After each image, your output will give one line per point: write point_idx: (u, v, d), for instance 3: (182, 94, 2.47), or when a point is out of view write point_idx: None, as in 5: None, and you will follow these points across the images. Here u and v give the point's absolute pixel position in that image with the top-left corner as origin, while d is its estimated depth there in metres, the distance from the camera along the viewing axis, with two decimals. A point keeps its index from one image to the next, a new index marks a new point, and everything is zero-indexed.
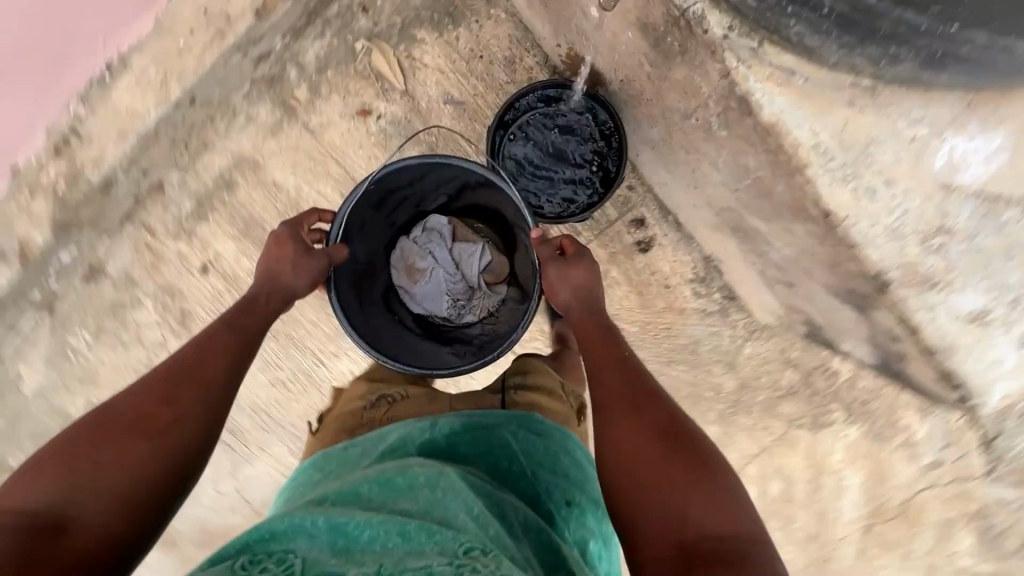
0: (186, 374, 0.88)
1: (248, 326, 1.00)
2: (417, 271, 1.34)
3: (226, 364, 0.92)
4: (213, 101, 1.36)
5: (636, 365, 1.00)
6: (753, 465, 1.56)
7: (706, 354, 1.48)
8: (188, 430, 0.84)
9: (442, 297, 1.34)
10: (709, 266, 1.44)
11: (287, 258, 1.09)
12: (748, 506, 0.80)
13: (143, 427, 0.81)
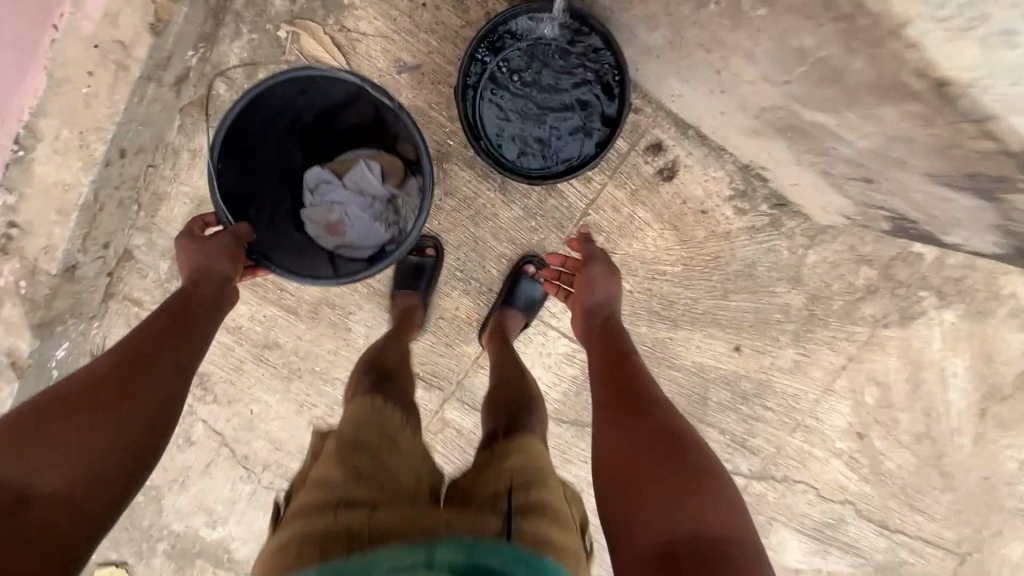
0: (143, 346, 0.81)
1: (195, 312, 0.91)
2: (333, 219, 1.18)
3: (180, 356, 0.84)
4: (146, 145, 1.19)
5: (634, 367, 0.98)
6: (841, 379, 1.39)
7: (765, 275, 1.30)
8: (143, 419, 0.75)
9: (374, 224, 1.19)
10: (747, 175, 1.23)
11: (196, 250, 0.98)
12: (744, 519, 0.74)
13: (97, 397, 0.74)
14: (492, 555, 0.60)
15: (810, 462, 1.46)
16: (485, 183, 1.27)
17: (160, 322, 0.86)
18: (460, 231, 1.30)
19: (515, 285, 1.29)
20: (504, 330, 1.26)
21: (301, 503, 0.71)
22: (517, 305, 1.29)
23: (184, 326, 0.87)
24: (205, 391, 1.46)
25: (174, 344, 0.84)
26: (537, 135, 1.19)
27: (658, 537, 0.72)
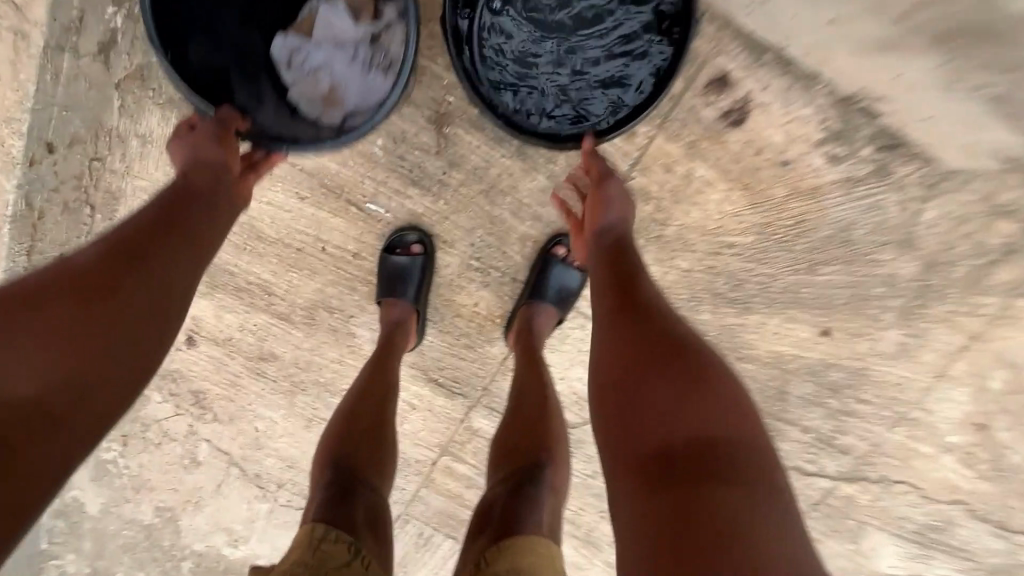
0: (136, 240, 0.68)
1: (198, 207, 0.75)
2: (319, 87, 0.92)
3: (181, 256, 0.70)
4: (83, 135, 0.98)
5: (633, 258, 0.81)
6: (960, 361, 1.11)
7: (864, 240, 1.01)
8: (138, 326, 0.64)
9: (369, 75, 0.91)
10: (845, 110, 0.92)
11: (193, 145, 0.83)
12: (749, 410, 0.65)
13: (79, 292, 0.62)
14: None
15: (914, 460, 1.21)
16: (498, 148, 1.00)
17: (154, 217, 0.71)
18: (473, 211, 1.05)
19: (544, 273, 1.06)
20: (534, 332, 1.04)
21: None
22: (548, 298, 1.06)
23: (183, 225, 0.72)
24: (202, 410, 1.30)
25: (174, 244, 0.70)
26: (541, 78, 0.92)
27: (657, 450, 0.62)
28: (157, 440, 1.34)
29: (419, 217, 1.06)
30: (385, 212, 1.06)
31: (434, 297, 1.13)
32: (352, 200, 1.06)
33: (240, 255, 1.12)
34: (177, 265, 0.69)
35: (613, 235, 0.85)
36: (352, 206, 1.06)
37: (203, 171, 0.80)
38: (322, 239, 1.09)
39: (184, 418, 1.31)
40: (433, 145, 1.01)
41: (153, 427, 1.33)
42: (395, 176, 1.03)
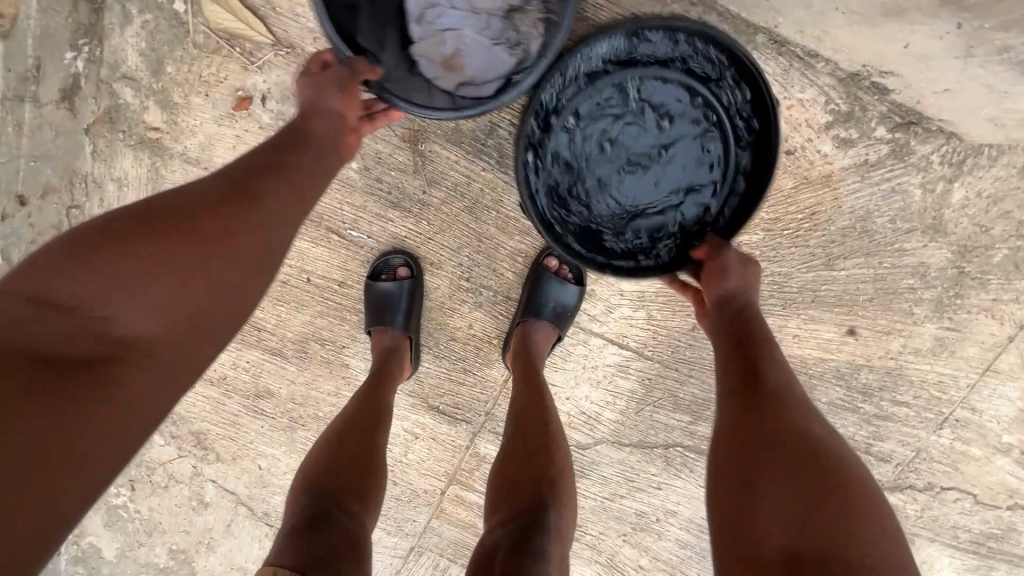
0: (246, 179, 0.63)
1: (298, 164, 0.67)
2: (442, 49, 0.84)
3: (274, 219, 0.63)
4: (57, 184, 0.96)
5: (756, 330, 0.73)
6: (1008, 353, 1.00)
7: (887, 229, 0.92)
8: (239, 271, 0.60)
9: (495, 47, 0.83)
10: (848, 91, 0.84)
11: (309, 85, 0.74)
12: (904, 555, 0.54)
13: (187, 226, 0.59)
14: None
15: (964, 464, 1.09)
16: (478, 162, 0.96)
17: (261, 160, 0.66)
18: (458, 230, 1.00)
19: (536, 290, 0.99)
20: (531, 352, 0.97)
21: None
22: (544, 316, 0.99)
23: (287, 170, 0.66)
24: (205, 450, 1.27)
25: (281, 189, 0.64)
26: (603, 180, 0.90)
27: (773, 557, 0.52)
28: (163, 484, 1.31)
29: (403, 239, 1.01)
30: (367, 237, 1.02)
31: (426, 321, 1.08)
32: (332, 228, 1.02)
33: None
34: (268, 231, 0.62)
35: (741, 304, 0.76)
36: (333, 234, 1.02)
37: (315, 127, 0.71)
38: (306, 270, 1.06)
39: (188, 459, 1.28)
40: (409, 164, 0.96)
41: (158, 471, 1.31)
42: (374, 199, 0.99)
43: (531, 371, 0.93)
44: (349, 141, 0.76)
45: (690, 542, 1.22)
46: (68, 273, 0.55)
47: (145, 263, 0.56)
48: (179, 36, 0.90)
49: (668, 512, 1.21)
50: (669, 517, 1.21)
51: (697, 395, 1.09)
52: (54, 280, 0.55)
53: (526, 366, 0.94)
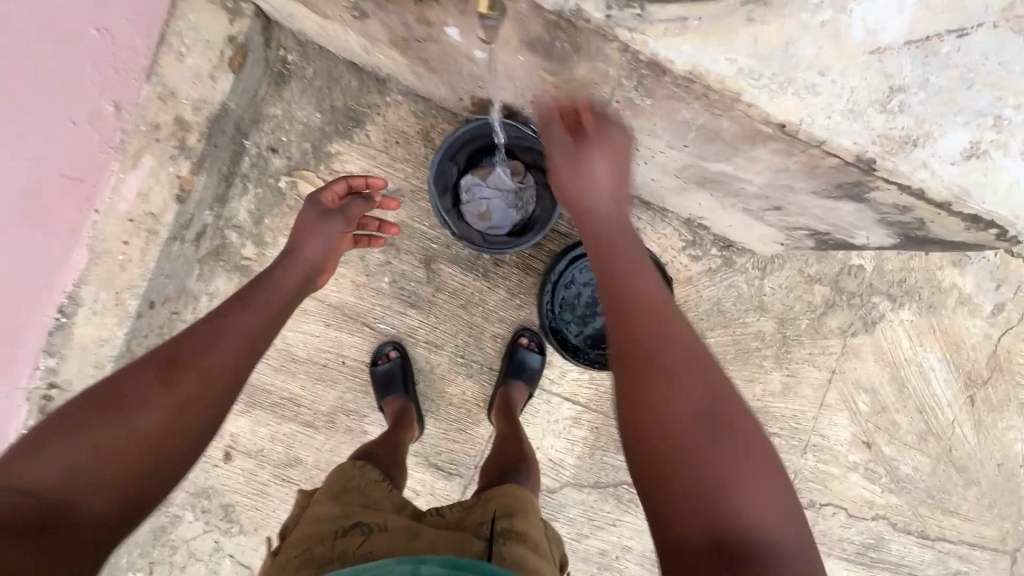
0: (189, 353, 0.82)
1: (256, 323, 0.92)
2: (480, 209, 1.32)
3: (228, 373, 0.84)
4: (170, 295, 1.34)
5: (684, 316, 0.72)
6: (831, 391, 1.48)
7: (733, 309, 1.45)
8: (200, 412, 0.79)
9: (510, 210, 1.33)
10: (692, 228, 1.42)
11: (314, 223, 1.12)
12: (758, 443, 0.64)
13: (142, 399, 0.76)
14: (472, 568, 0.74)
15: (830, 482, 1.49)
16: (471, 274, 1.42)
17: (200, 334, 0.85)
18: (456, 320, 1.44)
19: (511, 357, 1.40)
20: (511, 402, 1.35)
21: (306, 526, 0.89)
22: (519, 377, 1.39)
23: (229, 338, 0.87)
24: (230, 523, 1.46)
25: (227, 354, 0.85)
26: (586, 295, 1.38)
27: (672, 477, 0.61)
28: (183, 562, 1.46)
29: (417, 329, 1.44)
30: (391, 328, 1.44)
31: (430, 389, 1.45)
32: (366, 322, 1.43)
33: (277, 373, 1.42)
34: (235, 370, 0.85)
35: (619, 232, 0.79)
36: (365, 326, 1.43)
37: (273, 287, 1.00)
38: (342, 355, 1.44)
39: (211, 535, 1.46)
40: (424, 277, 1.42)
41: (180, 549, 1.46)
42: (398, 301, 1.43)
43: (506, 410, 1.32)
44: (321, 270, 1.13)
45: None
46: (38, 461, 0.69)
47: (106, 438, 0.72)
48: (278, 200, 1.39)
49: (624, 549, 1.49)
50: (626, 553, 1.49)
51: None
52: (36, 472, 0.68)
53: (506, 408, 1.33)
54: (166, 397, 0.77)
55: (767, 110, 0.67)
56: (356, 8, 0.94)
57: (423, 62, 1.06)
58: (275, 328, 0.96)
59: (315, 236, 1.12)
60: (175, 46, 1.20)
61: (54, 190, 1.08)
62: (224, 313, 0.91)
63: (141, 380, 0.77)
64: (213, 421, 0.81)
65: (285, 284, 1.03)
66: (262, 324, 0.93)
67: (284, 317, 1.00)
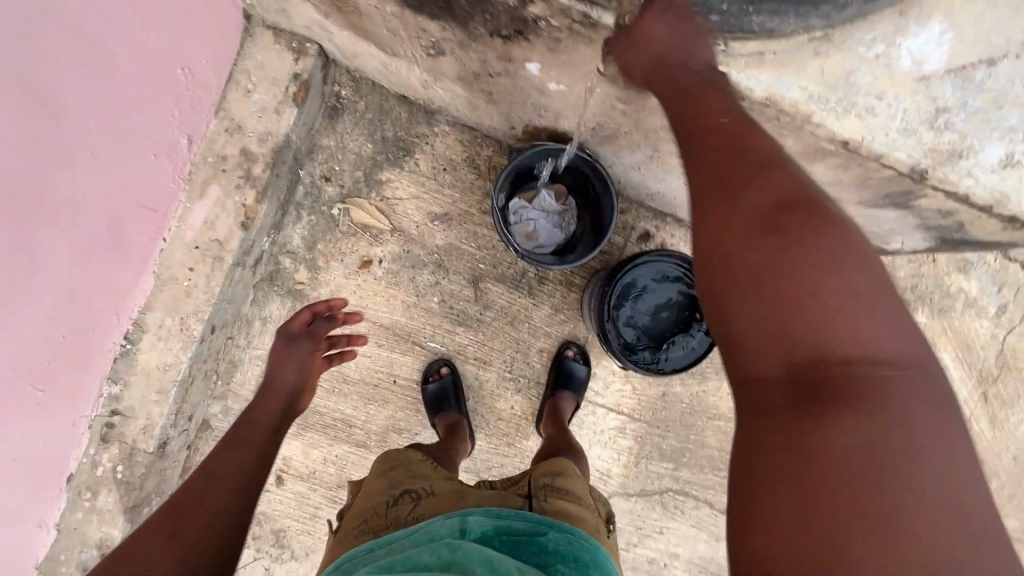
0: (189, 495, 0.90)
1: (244, 458, 0.99)
2: (528, 229, 1.38)
3: (225, 500, 0.91)
4: (228, 320, 1.38)
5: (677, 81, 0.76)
6: None
7: None
8: (211, 539, 0.85)
9: (555, 230, 1.39)
10: None
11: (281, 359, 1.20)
12: (874, 302, 0.60)
13: (153, 540, 0.82)
14: (513, 518, 0.88)
15: None
16: (516, 291, 1.49)
17: (196, 480, 0.94)
18: (503, 337, 1.49)
19: (560, 367, 1.45)
20: (559, 410, 1.40)
21: (360, 505, 1.00)
22: (568, 388, 1.43)
23: (219, 474, 0.95)
24: (282, 549, 1.46)
25: (224, 488, 0.93)
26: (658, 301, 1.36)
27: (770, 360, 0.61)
28: None
29: (466, 347, 1.49)
30: (440, 347, 1.48)
31: (479, 405, 1.50)
32: (416, 342, 1.48)
33: (330, 394, 1.45)
34: (232, 508, 0.91)
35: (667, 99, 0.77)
36: (416, 345, 1.48)
37: (254, 421, 1.09)
38: (394, 375, 1.48)
39: (262, 562, 1.45)
40: (471, 296, 1.48)
41: None
42: (446, 320, 1.48)
43: (555, 417, 1.37)
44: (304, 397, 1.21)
45: None
46: None
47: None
48: (331, 226, 1.45)
49: (672, 555, 1.53)
50: (674, 560, 1.53)
51: (676, 446, 1.52)
52: None
53: (555, 416, 1.38)
54: (171, 543, 0.82)
55: (833, 130, 0.79)
56: (434, 47, 1.02)
57: (486, 94, 1.15)
58: (269, 459, 1.03)
59: (291, 361, 1.20)
60: (242, 83, 1.27)
61: (132, 220, 1.12)
62: (217, 453, 1.00)
63: (147, 528, 0.85)
64: (223, 558, 0.85)
65: (266, 410, 1.13)
66: (252, 454, 1.01)
67: (274, 446, 1.07)
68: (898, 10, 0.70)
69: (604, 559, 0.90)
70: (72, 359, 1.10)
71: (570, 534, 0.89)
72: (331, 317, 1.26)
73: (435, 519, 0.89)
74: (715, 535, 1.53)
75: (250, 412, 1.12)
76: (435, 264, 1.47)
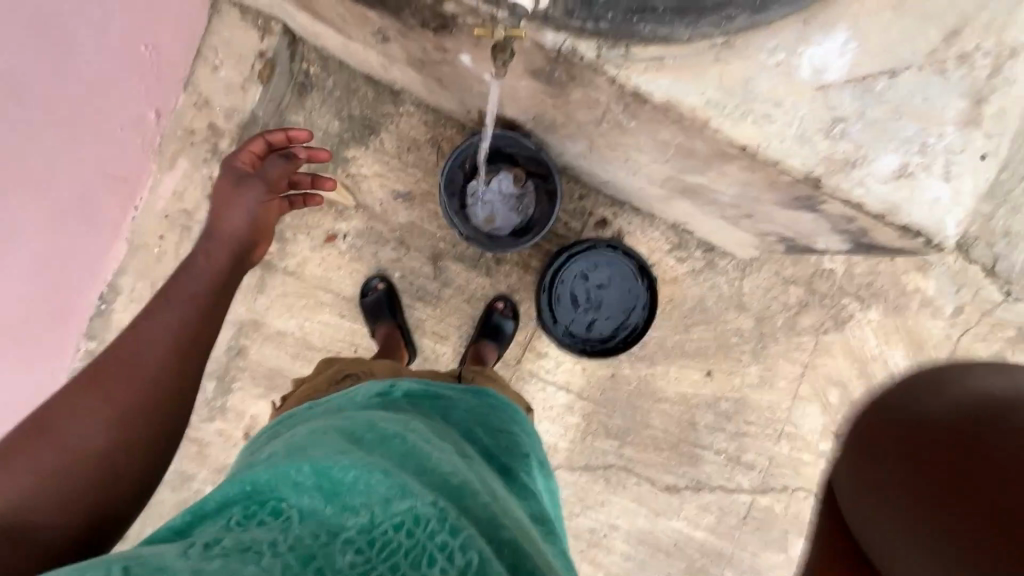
0: (123, 354, 0.86)
1: (184, 312, 0.94)
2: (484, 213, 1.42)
3: (166, 358, 0.87)
4: None
5: None
6: (804, 385, 1.57)
7: (716, 307, 1.56)
8: (159, 396, 0.84)
9: (510, 213, 1.45)
10: (678, 231, 1.55)
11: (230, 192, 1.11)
12: None
13: (83, 405, 0.79)
14: (445, 389, 0.96)
15: (802, 468, 1.58)
16: (475, 271, 1.55)
17: (126, 339, 0.88)
18: (460, 313, 1.56)
19: (488, 317, 1.51)
20: (480, 354, 1.45)
21: (301, 391, 1.09)
22: (491, 338, 1.49)
23: (153, 333, 0.89)
24: None
25: (165, 344, 0.88)
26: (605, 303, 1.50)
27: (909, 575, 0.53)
28: None
29: (424, 321, 1.56)
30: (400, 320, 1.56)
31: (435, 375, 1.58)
32: None
33: (295, 359, 1.54)
34: (177, 366, 0.88)
35: None
36: None
37: (200, 271, 1.01)
38: (356, 345, 1.56)
39: None
40: (431, 273, 1.54)
41: None
42: (407, 295, 1.55)
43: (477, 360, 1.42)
44: (257, 240, 1.13)
45: (631, 553, 1.61)
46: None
47: (58, 451, 0.75)
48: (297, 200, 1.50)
49: (613, 527, 1.61)
50: (614, 531, 1.61)
51: (621, 425, 1.59)
52: None
53: (477, 358, 1.43)
54: (104, 408, 0.80)
55: (730, 134, 0.88)
56: (379, 33, 1.06)
57: (436, 80, 1.19)
58: (214, 323, 0.97)
59: (238, 204, 1.10)
60: (210, 60, 1.34)
61: (105, 189, 1.21)
62: (155, 310, 0.93)
63: (74, 392, 0.81)
64: (167, 424, 0.84)
65: (212, 265, 1.03)
66: (195, 309, 0.95)
67: (220, 302, 1.00)
68: (802, 19, 0.85)
69: (523, 418, 1.04)
70: (51, 318, 1.20)
71: (493, 402, 1.01)
72: (289, 157, 1.18)
73: (366, 382, 0.92)
74: (655, 511, 1.60)
75: (195, 261, 1.02)
76: (397, 240, 1.53)
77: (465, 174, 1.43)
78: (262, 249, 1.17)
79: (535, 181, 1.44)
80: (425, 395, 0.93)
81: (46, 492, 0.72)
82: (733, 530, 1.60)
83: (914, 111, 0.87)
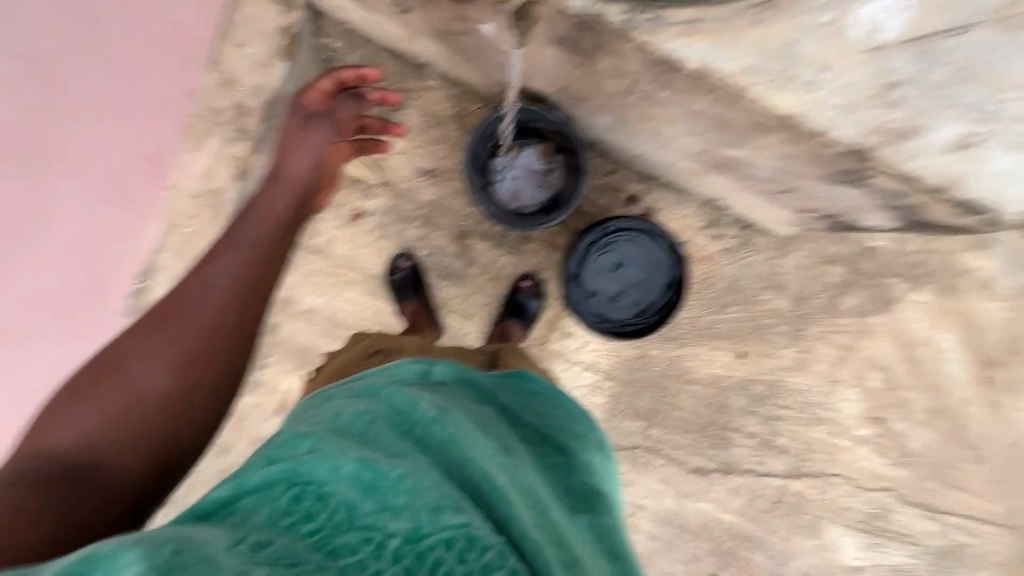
0: (183, 303, 0.84)
1: (246, 261, 0.90)
2: (510, 189, 1.39)
3: (222, 316, 0.84)
4: None
5: None
6: (843, 367, 1.50)
7: (750, 287, 1.50)
8: (213, 354, 0.83)
9: (537, 189, 1.40)
10: (712, 207, 1.48)
11: (295, 131, 1.11)
12: None
13: (143, 353, 0.80)
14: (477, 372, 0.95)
15: (839, 453, 1.52)
16: (500, 249, 1.53)
17: (186, 288, 0.86)
18: (486, 292, 1.55)
19: (514, 294, 1.50)
20: (506, 332, 1.44)
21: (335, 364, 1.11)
22: (517, 317, 1.47)
23: (211, 288, 0.85)
24: None
25: (221, 301, 0.85)
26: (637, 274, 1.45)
27: None
28: None
29: (449, 299, 1.55)
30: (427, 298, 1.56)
31: None
32: None
33: (324, 336, 1.56)
34: (234, 324, 0.85)
35: None
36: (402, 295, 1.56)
37: (258, 217, 0.97)
38: (383, 323, 1.57)
39: None
40: (456, 252, 1.53)
41: None
42: (432, 273, 1.54)
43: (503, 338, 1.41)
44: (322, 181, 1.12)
45: (656, 533, 1.60)
46: (67, 423, 0.75)
47: (123, 397, 0.78)
48: None
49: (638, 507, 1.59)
50: (639, 511, 1.60)
51: (648, 406, 1.57)
52: (60, 438, 0.74)
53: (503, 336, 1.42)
54: (164, 353, 0.80)
55: (773, 102, 0.85)
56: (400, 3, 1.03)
57: (459, 52, 1.15)
58: (274, 270, 0.93)
59: (305, 148, 1.09)
60: (235, 37, 1.34)
61: (134, 173, 1.23)
62: (217, 257, 0.89)
63: (135, 338, 0.81)
64: (221, 382, 0.84)
65: (270, 207, 1.00)
66: (256, 261, 0.90)
67: (280, 254, 0.95)
68: None
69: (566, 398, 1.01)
70: (92, 295, 1.25)
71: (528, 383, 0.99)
72: (356, 96, 1.18)
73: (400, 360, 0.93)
74: (682, 492, 1.58)
75: (255, 203, 0.99)
76: (422, 218, 1.52)
77: (491, 149, 1.40)
78: (324, 197, 1.15)
79: (564, 157, 1.40)
80: (461, 379, 0.92)
81: (109, 436, 0.76)
82: (762, 514, 1.57)
83: (988, 72, 0.74)
